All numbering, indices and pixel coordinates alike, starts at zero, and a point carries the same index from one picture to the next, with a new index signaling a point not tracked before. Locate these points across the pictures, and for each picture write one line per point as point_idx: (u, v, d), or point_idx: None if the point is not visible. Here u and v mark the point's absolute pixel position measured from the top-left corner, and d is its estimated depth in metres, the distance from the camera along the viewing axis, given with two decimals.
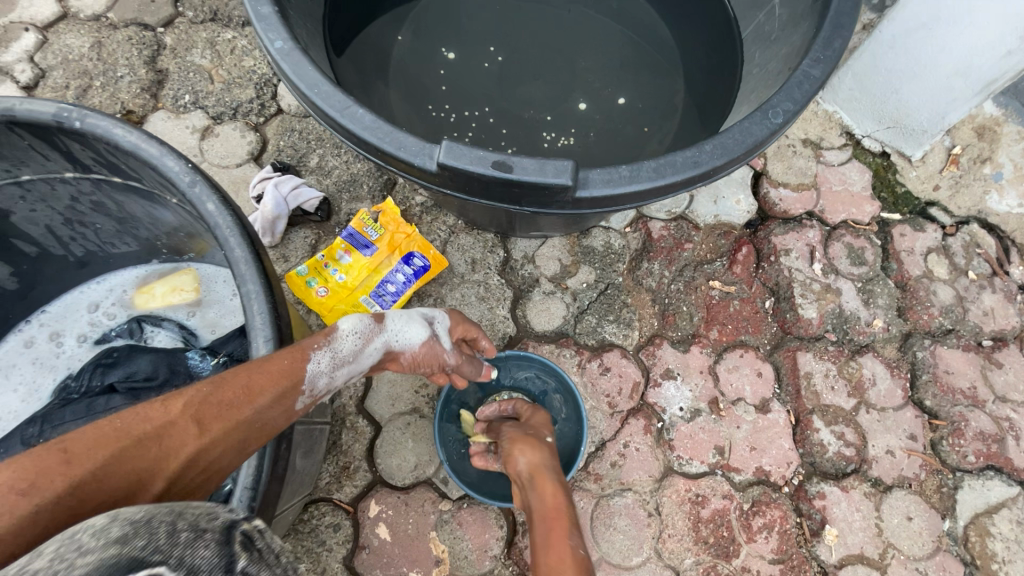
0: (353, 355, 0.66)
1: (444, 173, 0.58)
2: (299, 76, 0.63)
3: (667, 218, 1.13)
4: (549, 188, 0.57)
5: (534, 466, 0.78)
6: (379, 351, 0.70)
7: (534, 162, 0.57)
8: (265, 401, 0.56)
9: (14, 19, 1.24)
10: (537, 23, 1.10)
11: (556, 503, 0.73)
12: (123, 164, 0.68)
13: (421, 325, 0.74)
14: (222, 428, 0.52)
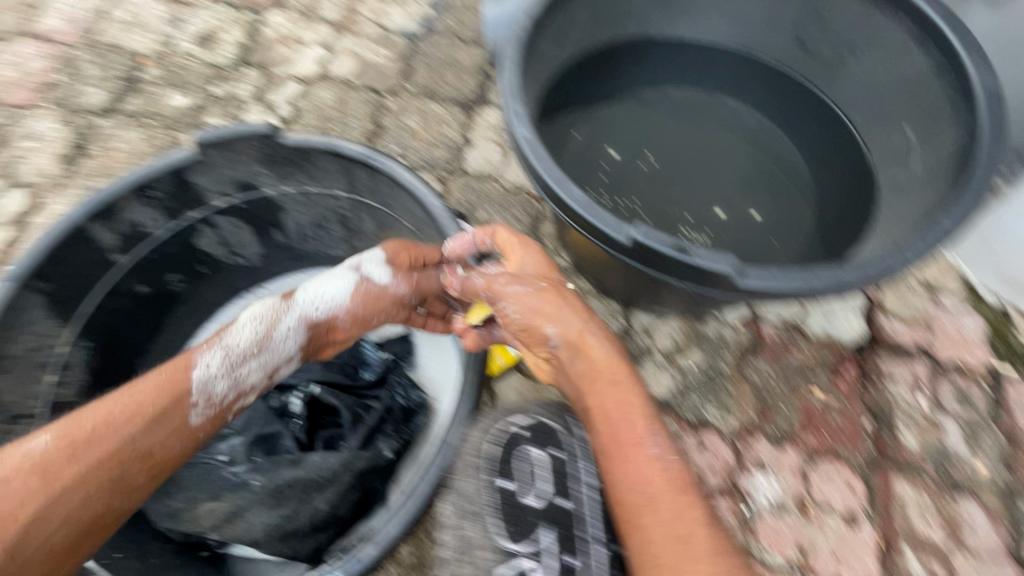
0: (248, 348, 0.87)
1: (633, 246, 0.77)
2: (537, 158, 0.85)
3: (779, 323, 1.25)
4: (715, 274, 0.73)
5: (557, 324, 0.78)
6: (296, 326, 0.91)
7: (707, 252, 0.74)
8: (123, 434, 0.72)
9: (287, 72, 1.65)
10: (690, 141, 1.32)
11: (603, 362, 0.77)
12: (389, 194, 0.93)
13: (350, 274, 0.93)
14: (97, 455, 0.70)
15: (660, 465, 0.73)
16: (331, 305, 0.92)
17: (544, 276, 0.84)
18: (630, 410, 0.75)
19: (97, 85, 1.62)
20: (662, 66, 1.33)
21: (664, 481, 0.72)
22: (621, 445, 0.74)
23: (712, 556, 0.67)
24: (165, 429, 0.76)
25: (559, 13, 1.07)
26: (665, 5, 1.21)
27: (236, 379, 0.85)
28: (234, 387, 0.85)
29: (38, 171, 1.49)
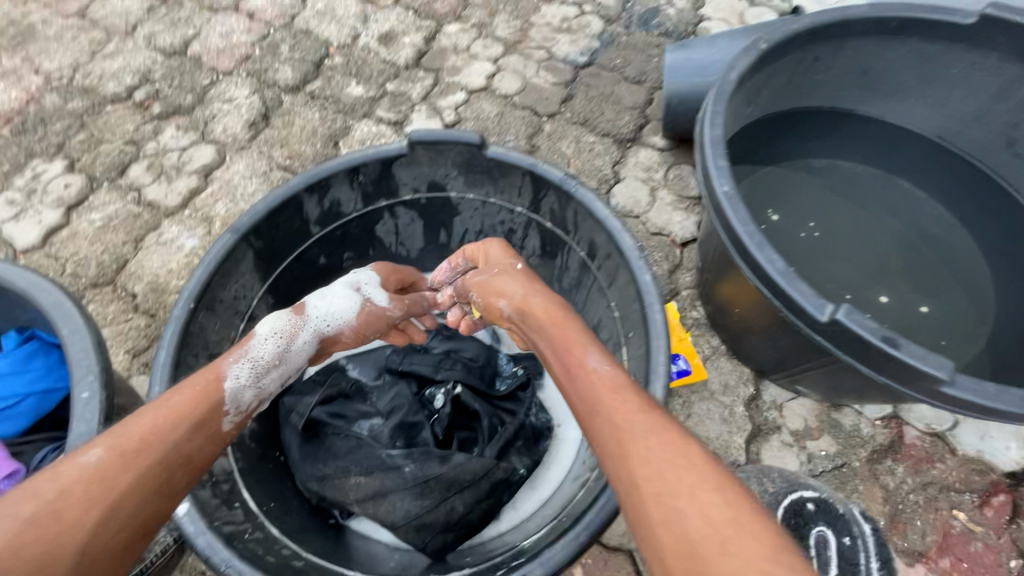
0: (275, 358, 0.87)
1: (832, 325, 0.75)
2: (735, 215, 0.85)
3: (924, 430, 1.16)
4: (926, 375, 0.70)
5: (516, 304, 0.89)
6: (310, 339, 0.92)
7: (920, 350, 0.71)
8: (180, 433, 0.70)
9: (454, 80, 1.72)
10: (857, 217, 1.27)
11: (548, 313, 0.84)
12: (573, 221, 0.95)
13: (348, 296, 0.97)
14: (150, 460, 0.66)
15: (600, 377, 0.71)
16: (340, 322, 0.95)
17: (502, 263, 0.95)
18: (570, 342, 0.78)
19: (288, 64, 1.78)
20: (841, 138, 1.30)
21: (608, 389, 0.69)
22: (570, 372, 0.75)
23: (652, 435, 0.62)
24: (205, 435, 0.73)
25: (759, 72, 1.08)
26: (862, 79, 1.19)
27: (263, 387, 0.85)
28: (260, 394, 0.85)
29: (227, 133, 1.66)
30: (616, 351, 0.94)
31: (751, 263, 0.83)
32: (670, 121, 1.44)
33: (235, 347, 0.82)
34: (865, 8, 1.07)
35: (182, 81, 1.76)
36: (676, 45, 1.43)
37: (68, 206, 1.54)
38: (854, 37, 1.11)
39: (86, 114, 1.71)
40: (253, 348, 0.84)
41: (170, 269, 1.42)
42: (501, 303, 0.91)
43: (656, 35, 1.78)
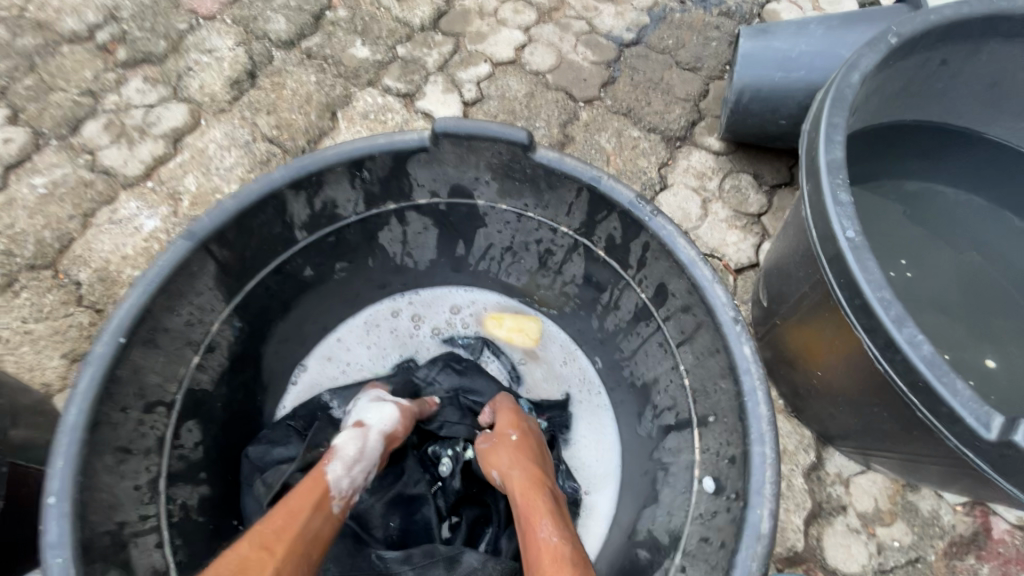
0: (359, 454, 0.75)
1: (1004, 448, 0.55)
2: (863, 272, 0.64)
3: (1014, 522, 0.97)
4: None
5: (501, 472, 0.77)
6: (380, 442, 0.78)
7: None
8: (308, 513, 0.65)
9: (478, 50, 1.45)
10: (958, 258, 1.04)
11: (517, 478, 0.74)
12: (638, 255, 0.73)
13: (375, 403, 0.81)
14: (296, 531, 0.63)
15: (550, 549, 0.64)
16: (395, 423, 0.79)
17: (502, 427, 0.81)
18: (527, 506, 0.71)
19: (282, 13, 1.50)
20: (945, 161, 1.07)
21: (552, 561, 0.63)
22: (523, 543, 0.68)
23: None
24: (328, 515, 0.68)
25: (880, 74, 0.84)
26: (990, 93, 0.96)
27: (354, 483, 0.73)
28: (352, 492, 0.73)
29: (204, 91, 1.39)
30: (682, 427, 0.73)
31: (883, 340, 0.62)
32: (735, 122, 1.21)
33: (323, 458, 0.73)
34: (1023, 2, 0.83)
35: (154, 22, 1.48)
36: (753, 30, 1.19)
37: (6, 167, 1.28)
38: (997, 39, 0.87)
39: (36, 54, 1.43)
40: (339, 452, 0.74)
41: (124, 255, 1.18)
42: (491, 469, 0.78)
43: (716, 13, 1.51)
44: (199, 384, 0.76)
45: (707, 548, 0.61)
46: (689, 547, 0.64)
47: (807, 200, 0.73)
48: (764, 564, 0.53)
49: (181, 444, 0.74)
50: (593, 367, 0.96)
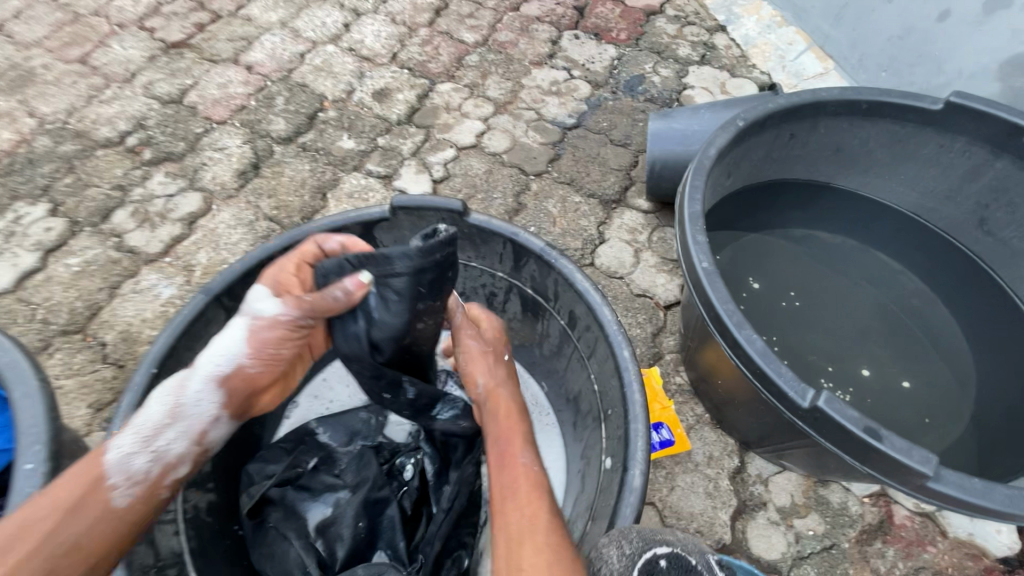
0: (162, 421, 0.74)
1: (814, 412, 0.74)
2: (715, 291, 0.85)
3: (913, 509, 1.12)
4: (911, 469, 0.68)
5: (494, 388, 0.83)
6: (206, 386, 0.77)
7: (903, 443, 0.70)
8: (65, 510, 0.66)
9: (445, 138, 1.75)
10: (837, 287, 1.28)
11: (506, 401, 0.82)
12: (555, 289, 0.95)
13: (237, 323, 0.80)
14: (37, 540, 0.63)
15: (526, 475, 0.71)
16: (231, 362, 0.79)
17: (499, 346, 0.91)
18: (510, 431, 0.77)
19: (282, 116, 1.81)
20: (818, 211, 1.33)
21: (529, 487, 0.70)
22: (500, 456, 0.74)
23: (545, 551, 0.62)
24: (103, 505, 0.68)
25: (740, 146, 1.10)
26: (836, 156, 1.23)
27: (162, 452, 0.74)
28: (170, 458, 0.75)
29: (216, 181, 1.66)
30: (596, 425, 0.91)
31: (731, 341, 0.82)
32: (654, 185, 1.47)
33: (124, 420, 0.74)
34: (837, 91, 1.10)
35: (175, 128, 1.78)
36: (659, 114, 1.48)
37: (46, 250, 1.52)
38: (827, 117, 1.14)
39: (75, 157, 1.71)
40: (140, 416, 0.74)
41: (144, 319, 1.39)
42: (481, 378, 0.84)
43: (641, 100, 1.83)
44: None
45: (603, 508, 0.76)
46: (594, 512, 0.79)
47: (680, 242, 0.96)
48: (637, 508, 0.70)
49: None
50: (541, 391, 1.14)
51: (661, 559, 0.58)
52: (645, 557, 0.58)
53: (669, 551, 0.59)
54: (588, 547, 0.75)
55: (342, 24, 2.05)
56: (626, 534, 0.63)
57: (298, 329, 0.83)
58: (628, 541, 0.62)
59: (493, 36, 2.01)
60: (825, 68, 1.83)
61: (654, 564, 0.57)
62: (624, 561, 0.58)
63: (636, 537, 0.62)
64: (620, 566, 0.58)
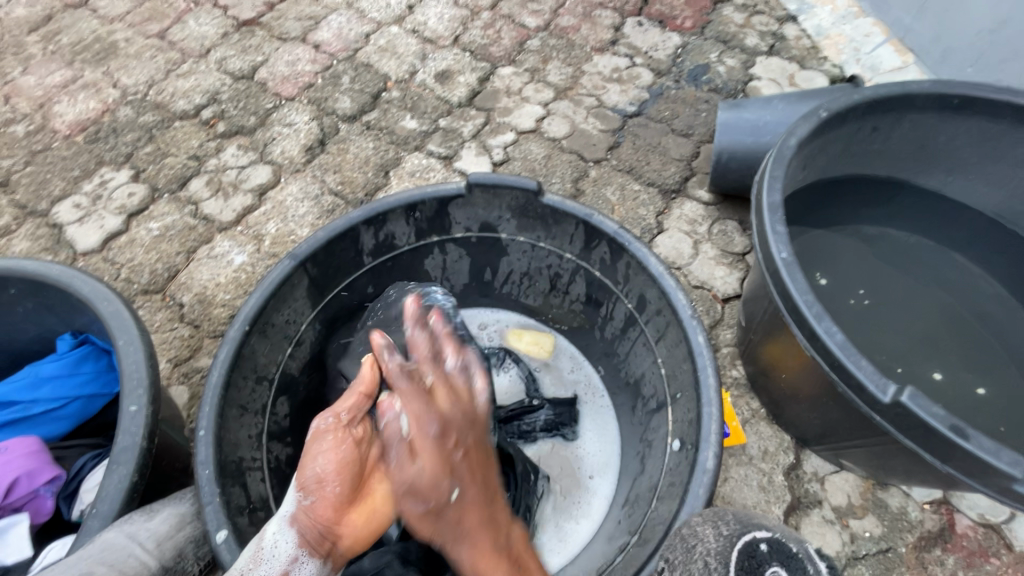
0: (246, 565, 0.68)
1: (897, 407, 0.76)
2: (793, 283, 0.86)
3: (977, 520, 1.09)
4: (999, 470, 0.70)
5: (450, 545, 0.69)
6: (283, 526, 0.70)
7: (991, 444, 0.72)
8: None
9: (505, 121, 1.76)
10: (909, 288, 1.24)
11: (476, 542, 0.68)
12: (628, 273, 0.97)
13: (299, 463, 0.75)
14: None
15: None
16: (294, 498, 0.72)
17: (433, 426, 0.69)
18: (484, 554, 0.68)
19: (347, 94, 1.85)
20: (892, 209, 1.29)
21: None
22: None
23: None
24: None
25: (821, 137, 1.08)
26: (919, 153, 1.19)
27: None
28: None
29: (284, 155, 1.72)
30: (661, 408, 0.94)
31: (809, 332, 0.83)
32: (718, 176, 1.45)
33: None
34: (928, 84, 1.07)
35: (246, 103, 1.85)
36: (728, 104, 1.47)
37: (129, 214, 1.61)
38: (914, 111, 1.11)
39: (155, 128, 1.80)
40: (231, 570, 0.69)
41: (218, 283, 1.47)
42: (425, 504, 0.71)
43: (705, 89, 1.80)
44: (289, 370, 1.00)
45: (671, 488, 0.80)
46: (660, 491, 0.83)
47: (756, 232, 0.96)
48: (710, 487, 0.73)
49: (274, 413, 0.96)
50: (597, 374, 1.16)
51: (762, 544, 0.60)
52: (746, 540, 0.61)
53: (769, 536, 0.62)
54: (656, 522, 0.79)
55: (406, 6, 2.08)
56: (723, 515, 0.67)
57: (335, 431, 0.75)
58: (725, 522, 0.65)
59: (555, 21, 2.00)
60: (904, 62, 1.75)
61: (755, 547, 0.60)
62: (723, 541, 0.62)
63: (734, 519, 0.66)
64: (718, 546, 0.62)
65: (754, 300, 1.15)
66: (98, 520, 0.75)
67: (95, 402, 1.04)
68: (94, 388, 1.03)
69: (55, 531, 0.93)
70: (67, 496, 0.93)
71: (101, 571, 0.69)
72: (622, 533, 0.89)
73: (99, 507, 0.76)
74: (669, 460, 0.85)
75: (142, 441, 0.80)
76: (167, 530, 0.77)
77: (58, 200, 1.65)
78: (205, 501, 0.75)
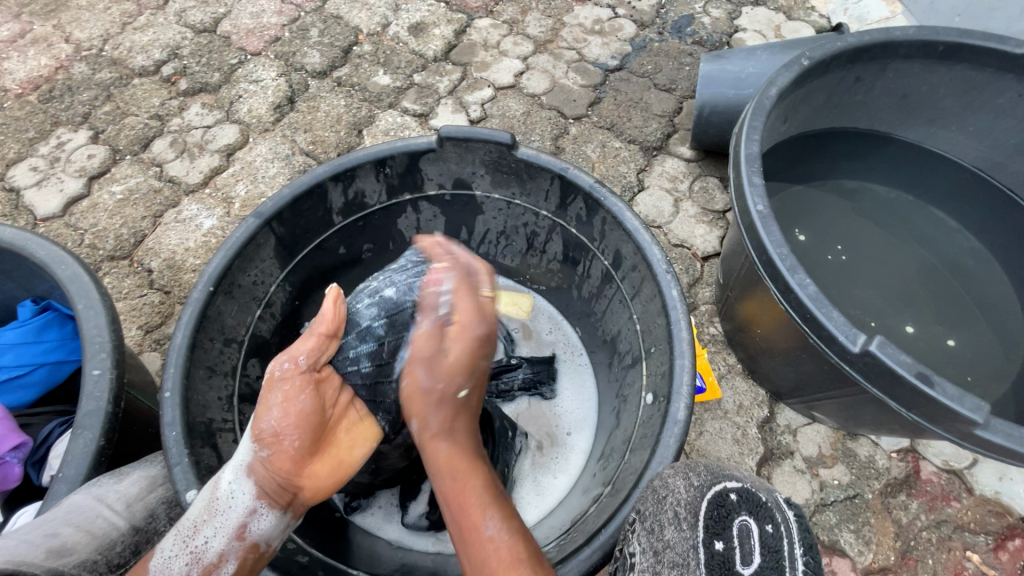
0: (202, 518, 0.67)
1: (864, 356, 0.76)
2: (769, 235, 0.86)
3: (941, 466, 1.13)
4: (960, 415, 0.72)
5: (429, 437, 0.67)
6: (237, 475, 0.68)
7: (955, 391, 0.73)
8: None
9: (483, 76, 1.69)
10: (883, 243, 1.24)
11: (447, 456, 0.66)
12: (604, 228, 0.95)
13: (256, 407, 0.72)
14: None
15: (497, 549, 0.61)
16: (249, 451, 0.68)
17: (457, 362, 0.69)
18: (464, 488, 0.65)
19: (316, 48, 1.76)
20: (871, 163, 1.28)
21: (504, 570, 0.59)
22: (456, 531, 0.63)
23: None
24: None
25: (802, 87, 1.05)
26: (902, 103, 1.18)
27: (200, 553, 0.65)
28: (208, 558, 0.65)
29: (252, 114, 1.64)
30: (635, 363, 0.94)
31: (783, 285, 0.84)
32: (700, 131, 1.42)
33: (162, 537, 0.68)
34: (913, 30, 1.04)
35: (210, 58, 1.75)
36: (711, 56, 1.43)
37: (89, 177, 1.54)
38: (898, 59, 1.08)
39: (113, 86, 1.70)
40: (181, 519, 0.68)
41: (187, 248, 1.43)
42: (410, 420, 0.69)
43: (689, 42, 1.74)
44: (259, 332, 0.97)
45: (644, 439, 0.81)
46: (633, 443, 0.84)
47: (732, 186, 0.94)
48: (680, 437, 0.73)
49: (246, 375, 0.95)
50: (575, 334, 1.16)
51: (731, 493, 0.60)
52: (716, 490, 0.61)
53: (739, 487, 0.61)
54: (627, 472, 0.80)
55: None
56: (693, 465, 0.66)
57: (294, 379, 0.72)
58: (696, 473, 0.65)
59: None
60: (892, 12, 1.70)
61: (724, 497, 0.60)
62: (693, 492, 0.62)
63: (705, 469, 0.65)
64: (688, 496, 0.62)
65: (731, 257, 1.14)
66: (65, 484, 0.74)
67: (61, 369, 1.01)
68: (60, 355, 1.00)
69: (26, 498, 0.92)
70: (35, 463, 0.91)
71: (68, 532, 0.67)
72: (595, 488, 0.89)
73: (64, 471, 0.75)
74: (644, 414, 0.86)
75: (108, 405, 0.79)
76: (138, 492, 0.77)
77: (13, 162, 1.57)
78: (173, 462, 0.74)
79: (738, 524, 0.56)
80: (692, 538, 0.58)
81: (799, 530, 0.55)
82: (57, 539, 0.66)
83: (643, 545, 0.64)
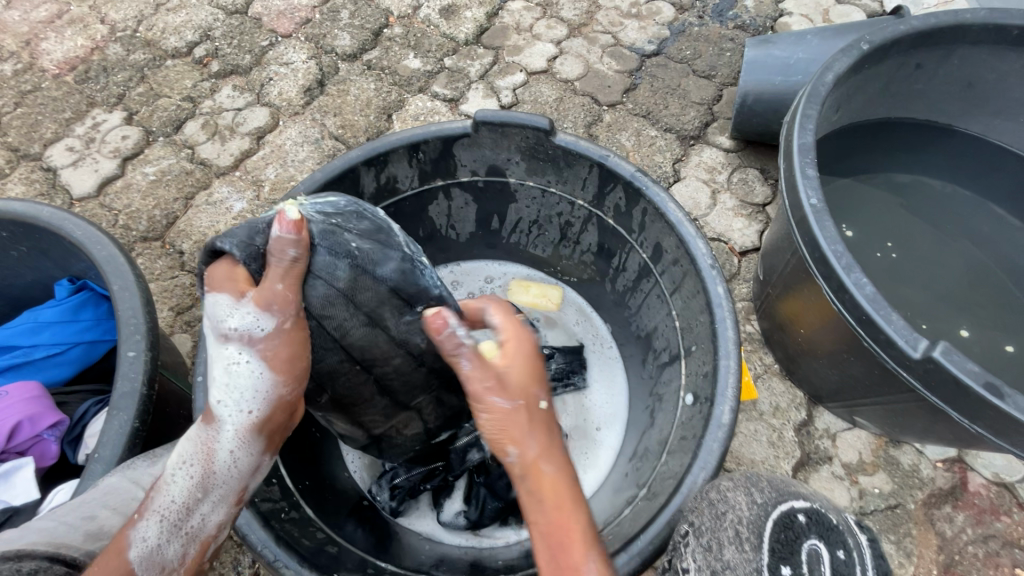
0: (191, 497, 0.63)
1: (925, 362, 0.72)
2: (822, 230, 0.81)
3: (991, 479, 1.07)
4: None
5: (534, 459, 0.67)
6: (235, 441, 0.65)
7: None
8: None
9: (515, 61, 1.65)
10: (933, 240, 1.18)
11: (553, 479, 0.66)
12: (644, 220, 0.92)
13: (244, 340, 0.65)
14: None
15: None
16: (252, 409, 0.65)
17: (528, 389, 0.68)
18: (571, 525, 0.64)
19: (347, 31, 1.74)
20: (929, 153, 1.21)
21: None
22: (556, 566, 0.62)
23: None
24: None
25: (859, 73, 0.99)
26: (965, 92, 1.11)
27: (197, 532, 0.64)
28: (206, 532, 0.65)
29: (283, 97, 1.63)
30: (673, 361, 0.91)
31: (836, 284, 0.79)
32: (741, 121, 1.36)
33: (142, 504, 0.63)
34: (985, 12, 0.97)
35: (241, 40, 1.74)
36: (757, 41, 1.37)
37: (124, 158, 1.55)
38: (966, 45, 1.01)
39: (146, 67, 1.70)
40: (161, 494, 0.63)
41: (218, 230, 1.43)
42: (511, 452, 0.67)
43: (731, 26, 1.66)
44: None
45: (684, 442, 0.78)
46: (671, 445, 0.81)
47: (782, 176, 0.90)
48: (725, 443, 0.70)
49: None
50: (605, 327, 1.13)
51: (799, 515, 0.58)
52: (782, 510, 0.58)
53: (808, 507, 0.60)
54: (664, 476, 0.78)
55: None
56: (756, 480, 0.63)
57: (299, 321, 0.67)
58: (759, 490, 0.61)
59: None
60: None
61: (792, 518, 0.58)
62: (757, 511, 0.59)
63: (769, 485, 0.62)
64: (752, 514, 0.59)
65: (772, 249, 1.09)
66: (100, 464, 0.74)
67: (96, 348, 1.02)
68: (95, 335, 1.01)
69: (62, 475, 0.94)
70: (72, 440, 0.93)
71: (104, 515, 0.67)
72: (630, 489, 0.86)
73: (101, 452, 0.75)
74: (683, 415, 0.83)
75: (142, 388, 0.79)
76: None
77: (50, 142, 1.59)
78: None
79: (807, 548, 0.56)
80: (756, 561, 0.55)
81: (871, 557, 0.55)
82: (95, 521, 0.66)
83: (698, 562, 0.60)
